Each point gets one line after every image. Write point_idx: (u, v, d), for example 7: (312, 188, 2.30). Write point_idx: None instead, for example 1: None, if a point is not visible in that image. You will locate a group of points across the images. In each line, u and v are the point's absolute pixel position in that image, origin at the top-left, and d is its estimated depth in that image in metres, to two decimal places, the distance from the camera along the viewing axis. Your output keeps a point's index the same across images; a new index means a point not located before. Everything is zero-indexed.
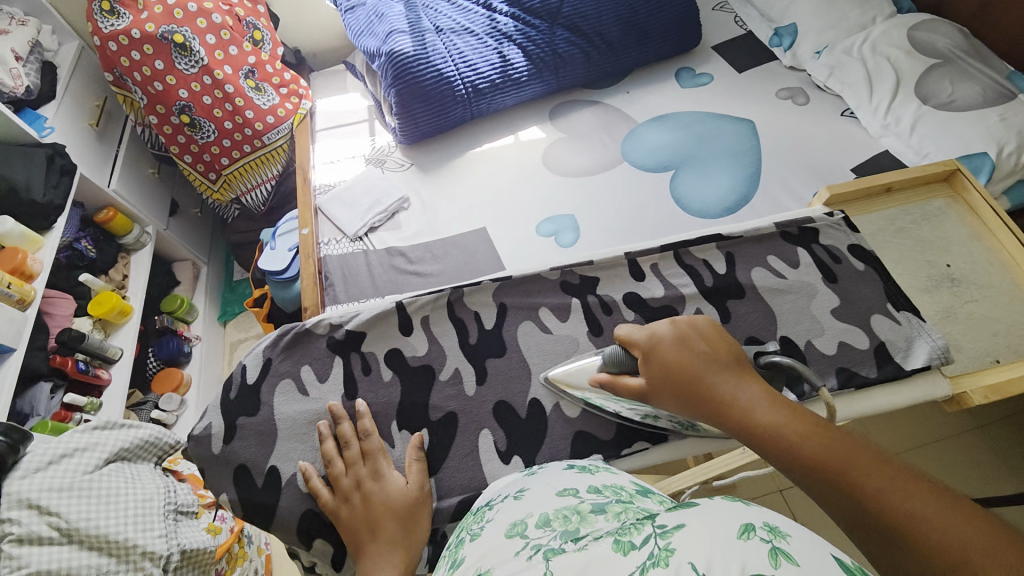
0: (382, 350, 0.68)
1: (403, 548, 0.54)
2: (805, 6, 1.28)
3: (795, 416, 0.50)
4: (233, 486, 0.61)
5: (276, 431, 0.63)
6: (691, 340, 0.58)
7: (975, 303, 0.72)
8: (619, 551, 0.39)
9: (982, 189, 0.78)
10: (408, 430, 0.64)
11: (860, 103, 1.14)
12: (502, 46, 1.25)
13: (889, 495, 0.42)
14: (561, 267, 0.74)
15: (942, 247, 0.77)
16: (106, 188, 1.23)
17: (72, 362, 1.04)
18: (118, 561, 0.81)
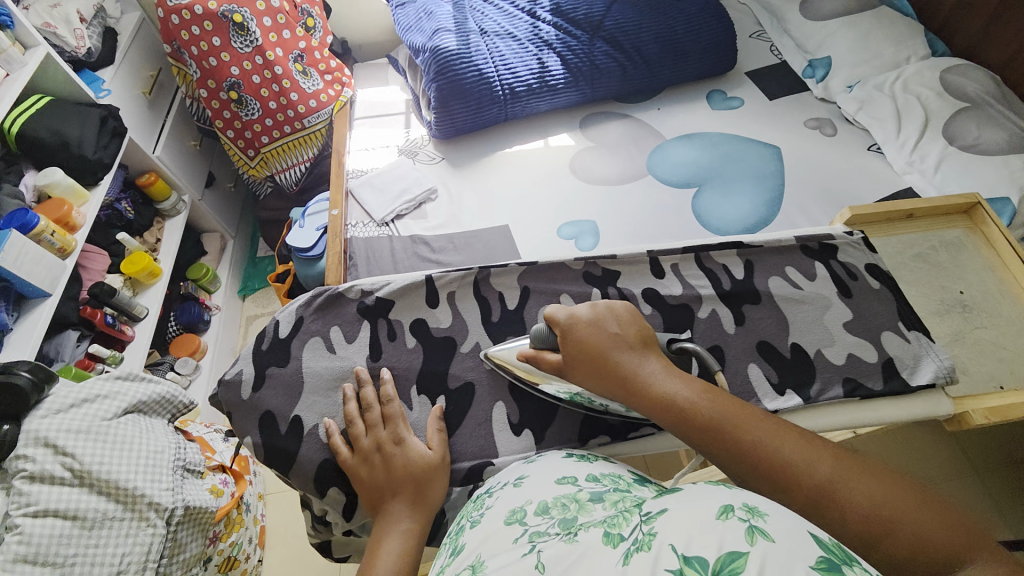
0: (408, 319, 0.71)
1: (420, 504, 0.57)
2: (842, 40, 1.30)
3: (696, 387, 0.54)
4: (258, 431, 0.63)
5: (303, 382, 0.65)
6: (604, 321, 0.61)
7: (984, 329, 0.73)
8: (608, 543, 0.41)
9: (1001, 224, 0.78)
10: (426, 395, 0.66)
11: (887, 138, 1.17)
12: (542, 53, 1.29)
13: (782, 451, 0.49)
14: (585, 258, 0.76)
15: (957, 273, 0.77)
16: (151, 154, 1.29)
17: (100, 314, 1.08)
18: (125, 509, 0.82)
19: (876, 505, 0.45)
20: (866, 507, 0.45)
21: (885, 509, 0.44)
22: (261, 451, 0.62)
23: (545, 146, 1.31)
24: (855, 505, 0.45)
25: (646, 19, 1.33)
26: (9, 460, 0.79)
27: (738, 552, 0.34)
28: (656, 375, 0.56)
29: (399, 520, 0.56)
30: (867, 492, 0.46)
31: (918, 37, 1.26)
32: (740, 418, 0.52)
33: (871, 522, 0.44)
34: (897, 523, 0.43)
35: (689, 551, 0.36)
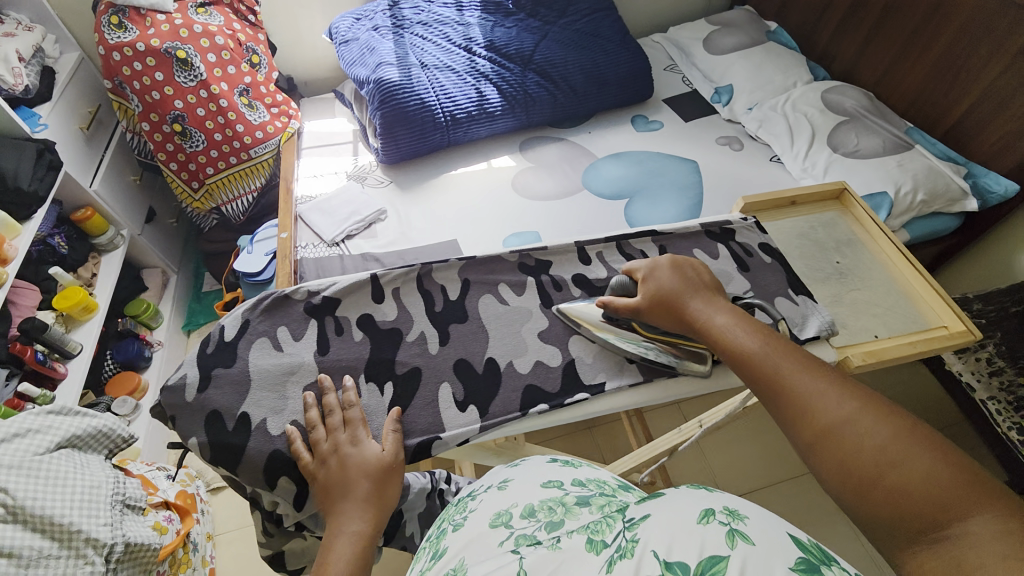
0: (355, 315, 0.73)
1: (375, 506, 0.58)
2: (739, 70, 1.51)
3: (747, 327, 0.62)
4: (205, 429, 0.62)
5: (251, 378, 0.66)
6: (683, 268, 0.70)
7: (857, 291, 0.84)
8: (591, 550, 0.44)
9: (865, 204, 0.92)
10: (375, 382, 0.68)
11: (784, 150, 1.35)
12: (480, 84, 1.39)
13: (810, 386, 0.55)
14: (520, 251, 0.81)
15: (832, 247, 0.89)
16: (87, 188, 1.26)
17: (31, 350, 1.02)
18: (60, 547, 0.78)
19: (888, 448, 0.48)
20: (877, 446, 0.48)
21: (897, 452, 0.47)
22: (208, 449, 0.61)
23: (488, 168, 1.39)
24: (867, 443, 0.49)
25: (572, 53, 1.48)
26: None
27: (719, 556, 0.40)
28: (716, 317, 0.64)
29: (350, 522, 0.56)
30: (885, 436, 0.49)
31: (801, 66, 1.48)
32: (781, 357, 0.58)
33: (877, 463, 0.48)
34: (904, 465, 0.46)
35: (671, 556, 0.40)
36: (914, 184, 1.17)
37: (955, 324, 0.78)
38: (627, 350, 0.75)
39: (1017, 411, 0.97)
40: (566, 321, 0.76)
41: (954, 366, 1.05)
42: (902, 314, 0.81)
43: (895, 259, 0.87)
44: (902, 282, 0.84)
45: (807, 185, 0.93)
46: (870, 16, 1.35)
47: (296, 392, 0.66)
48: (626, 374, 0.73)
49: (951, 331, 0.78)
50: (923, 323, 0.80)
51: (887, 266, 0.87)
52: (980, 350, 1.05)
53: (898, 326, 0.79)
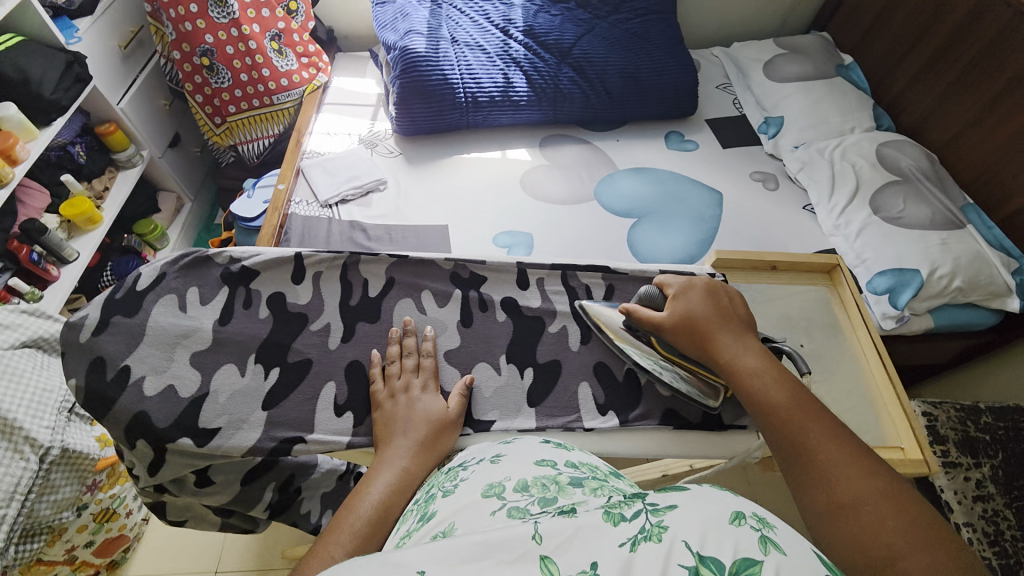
0: (269, 291, 0.59)
1: (425, 451, 0.52)
2: (796, 103, 1.37)
3: (774, 371, 0.56)
4: (84, 373, 0.51)
5: (146, 333, 0.54)
6: (719, 296, 0.62)
7: (815, 383, 0.74)
8: (608, 520, 0.37)
9: (855, 287, 0.80)
10: (262, 365, 0.55)
11: (820, 200, 1.22)
12: (508, 69, 1.33)
13: (830, 454, 0.50)
14: (455, 258, 0.66)
15: (802, 325, 0.78)
16: (114, 105, 1.30)
17: (26, 250, 1.07)
18: (1, 438, 0.80)
19: (898, 532, 0.43)
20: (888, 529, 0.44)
21: (910, 539, 0.43)
22: (79, 398, 0.51)
23: (500, 157, 1.34)
24: (878, 523, 0.44)
25: (614, 54, 1.39)
26: None
27: (753, 561, 0.34)
28: (745, 357, 0.58)
29: (399, 456, 0.51)
30: (897, 520, 0.44)
31: (865, 111, 1.33)
32: (807, 416, 0.53)
33: (887, 546, 0.43)
34: (915, 553, 0.42)
35: (705, 548, 0.34)
36: (953, 266, 1.05)
37: (912, 449, 0.68)
38: (532, 392, 0.61)
39: (990, 546, 0.89)
40: (479, 344, 0.63)
41: (939, 480, 0.95)
42: (855, 420, 0.71)
43: (869, 357, 0.76)
44: (867, 386, 0.74)
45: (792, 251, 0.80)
46: (952, 72, 1.20)
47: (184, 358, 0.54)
48: (521, 416, 0.60)
49: (905, 456, 0.67)
50: (878, 437, 0.70)
51: (855, 361, 0.76)
52: (972, 469, 0.95)
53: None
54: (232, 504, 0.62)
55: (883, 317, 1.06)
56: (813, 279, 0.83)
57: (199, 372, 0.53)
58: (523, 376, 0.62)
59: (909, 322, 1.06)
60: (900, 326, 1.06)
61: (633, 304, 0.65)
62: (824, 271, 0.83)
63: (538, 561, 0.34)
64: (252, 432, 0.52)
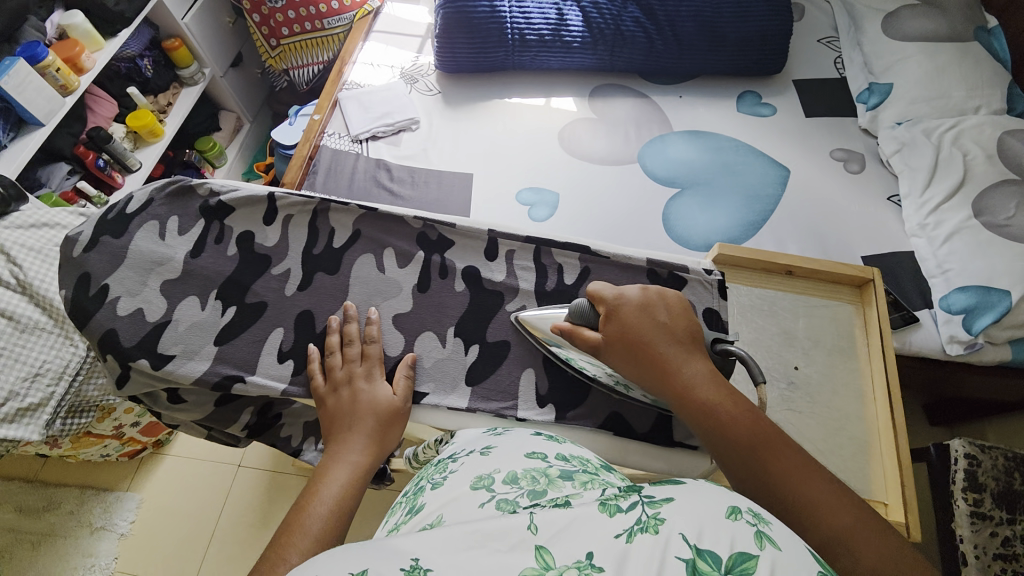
0: (240, 228, 0.60)
1: (376, 443, 0.53)
2: (913, 67, 1.11)
3: (730, 397, 0.50)
4: (72, 285, 0.55)
5: (127, 255, 0.57)
6: (656, 309, 0.55)
7: (796, 413, 0.65)
8: (602, 512, 0.34)
9: (885, 308, 0.67)
10: (221, 301, 0.57)
11: (910, 192, 1.02)
12: (564, 4, 1.20)
13: (798, 487, 0.44)
14: (426, 217, 0.64)
15: (803, 345, 0.68)
16: (179, 20, 1.34)
17: (92, 156, 1.19)
18: (55, 323, 0.93)
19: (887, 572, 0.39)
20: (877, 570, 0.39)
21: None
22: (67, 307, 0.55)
23: (544, 105, 1.24)
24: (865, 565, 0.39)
25: None
26: None
27: (751, 556, 0.31)
28: (699, 380, 0.51)
29: (351, 450, 0.52)
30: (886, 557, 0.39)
31: (999, 85, 1.07)
32: (767, 444, 0.47)
33: None
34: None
35: (701, 541, 0.32)
36: None
37: (896, 509, 0.58)
38: (472, 369, 0.60)
39: None
40: (428, 313, 0.61)
41: (960, 530, 0.84)
42: (834, 464, 0.62)
43: (877, 396, 0.65)
44: (865, 429, 0.64)
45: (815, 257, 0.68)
46: None
47: (156, 284, 0.57)
48: (454, 394, 0.59)
49: (886, 515, 0.58)
50: (858, 488, 0.61)
51: (862, 397, 0.66)
52: (1002, 525, 0.83)
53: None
54: (208, 421, 0.67)
55: (950, 340, 0.90)
56: (837, 294, 0.71)
57: (165, 300, 0.56)
58: (467, 353, 0.60)
59: (982, 351, 0.90)
60: (970, 353, 0.89)
61: (564, 321, 0.58)
62: (853, 285, 0.71)
63: (533, 551, 0.32)
64: (201, 364, 0.55)
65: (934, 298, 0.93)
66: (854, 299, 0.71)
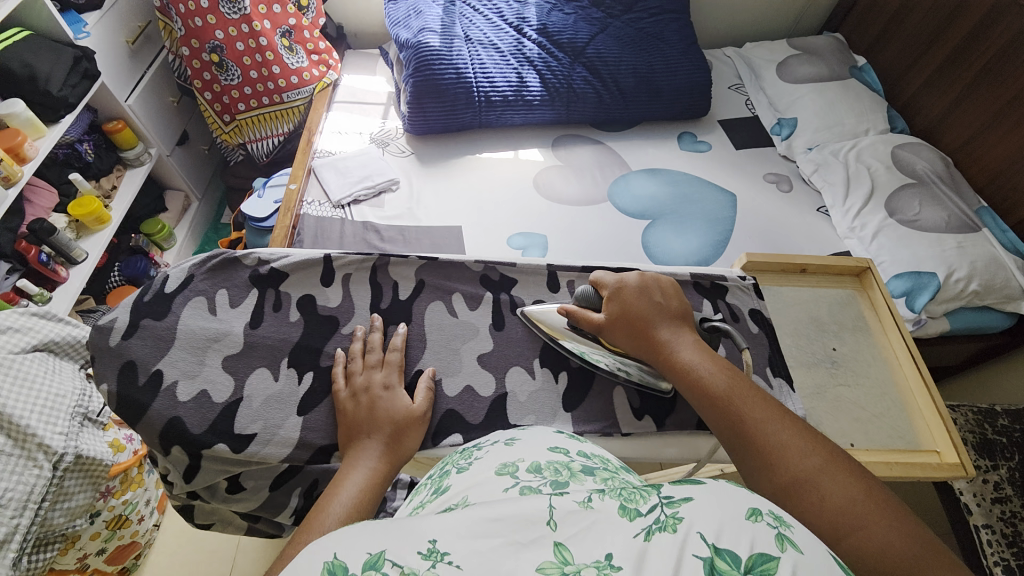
0: (298, 293, 0.63)
1: (392, 451, 0.52)
2: (811, 104, 1.36)
3: (717, 362, 0.56)
4: (116, 377, 0.54)
5: (176, 336, 0.57)
6: (654, 289, 0.61)
7: (846, 387, 0.75)
8: (622, 516, 0.31)
9: (886, 290, 0.80)
10: (295, 369, 0.58)
11: (835, 202, 1.22)
12: (523, 69, 1.33)
13: (774, 434, 0.49)
14: (485, 260, 0.69)
15: (832, 329, 0.79)
16: (122, 103, 1.29)
17: (35, 251, 1.09)
18: (15, 445, 0.78)
19: (851, 503, 0.43)
20: (841, 501, 0.43)
21: (859, 509, 0.43)
22: (111, 402, 0.54)
23: (513, 158, 1.33)
24: (830, 499, 0.44)
25: (627, 53, 1.39)
26: None
27: (772, 559, 0.28)
28: (687, 349, 0.57)
29: (368, 456, 0.51)
30: (849, 490, 0.44)
31: (880, 112, 1.34)
32: (747, 397, 0.52)
33: (845, 522, 0.42)
34: (870, 522, 0.42)
35: (721, 540, 0.29)
36: (969, 271, 1.05)
37: (948, 452, 0.69)
38: (567, 396, 0.63)
39: (1009, 547, 0.92)
40: (510, 349, 0.64)
41: (958, 484, 1.00)
42: (888, 425, 0.72)
43: (902, 361, 0.77)
44: (900, 391, 0.75)
45: (823, 254, 0.81)
46: (969, 71, 1.22)
47: (215, 361, 0.57)
48: (557, 421, 0.61)
49: (942, 459, 0.69)
50: (913, 441, 0.71)
51: (889, 365, 0.77)
52: (990, 472, 0.99)
53: (878, 439, 0.70)
54: (258, 510, 0.61)
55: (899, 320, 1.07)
56: (842, 283, 0.84)
57: (231, 376, 0.57)
58: (558, 381, 0.63)
59: (926, 326, 1.07)
60: (919, 328, 1.06)
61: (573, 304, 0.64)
62: (854, 274, 0.84)
63: (550, 547, 0.29)
64: (289, 433, 0.55)
65: None
66: (857, 286, 0.84)
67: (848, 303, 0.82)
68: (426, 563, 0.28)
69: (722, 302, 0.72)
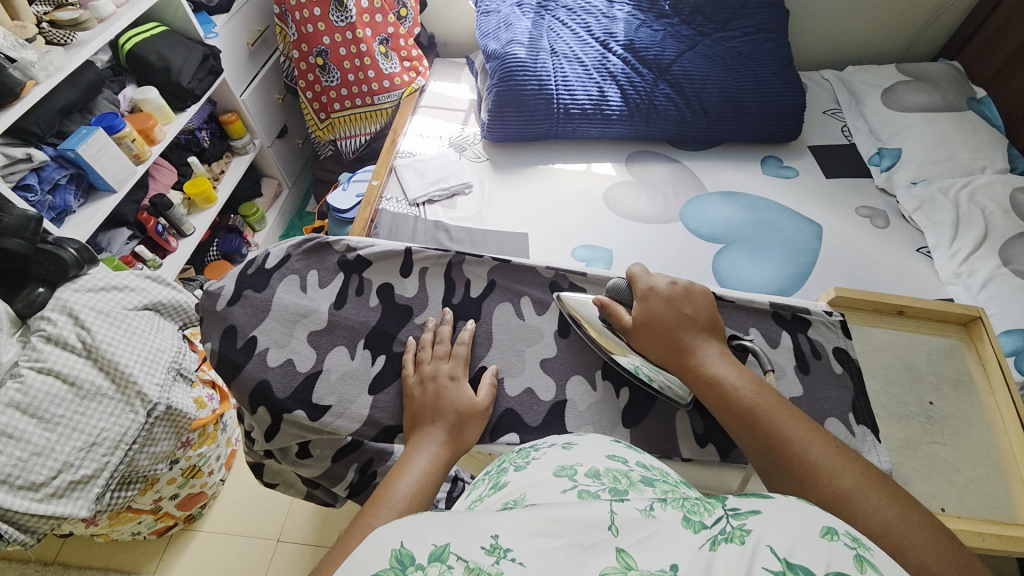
0: (379, 280, 0.67)
1: (454, 439, 0.54)
2: (918, 135, 1.26)
3: (744, 375, 0.54)
4: (218, 339, 0.61)
5: (271, 308, 0.63)
6: (682, 300, 0.60)
7: (942, 446, 0.68)
8: (686, 528, 0.30)
9: (998, 344, 0.72)
10: (370, 351, 0.62)
11: (939, 244, 1.12)
12: (605, 83, 1.33)
13: (806, 451, 0.47)
14: (556, 267, 0.70)
15: (929, 381, 0.72)
16: (238, 97, 1.43)
17: (153, 222, 1.25)
18: (117, 390, 0.88)
19: (892, 524, 0.40)
20: (881, 522, 0.40)
21: (899, 531, 0.40)
22: (213, 360, 0.60)
23: (586, 170, 1.34)
24: (866, 519, 0.41)
25: (716, 72, 1.35)
26: (36, 318, 0.91)
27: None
28: (713, 361, 0.55)
29: (431, 442, 0.53)
30: (886, 511, 0.41)
31: (1001, 149, 1.22)
32: (773, 412, 0.50)
33: (888, 541, 0.39)
34: (910, 545, 0.39)
35: (792, 554, 0.27)
36: None
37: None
38: (627, 412, 0.62)
39: None
40: (574, 358, 0.64)
41: None
42: (984, 493, 0.65)
43: (1009, 426, 0.68)
44: (1002, 458, 0.67)
45: (923, 298, 0.74)
46: None
47: (302, 335, 0.62)
48: (614, 436, 0.60)
49: None
50: (1009, 513, 0.63)
51: (994, 429, 0.69)
52: None
53: (973, 508, 0.63)
54: (320, 478, 0.65)
55: None
56: (945, 332, 0.76)
57: (314, 350, 0.61)
58: (619, 396, 0.62)
59: None
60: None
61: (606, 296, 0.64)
62: (961, 323, 0.77)
63: (613, 552, 0.28)
64: (359, 412, 0.58)
65: None
66: (962, 337, 0.76)
67: (948, 354, 0.75)
68: (491, 558, 0.28)
69: (802, 338, 0.68)
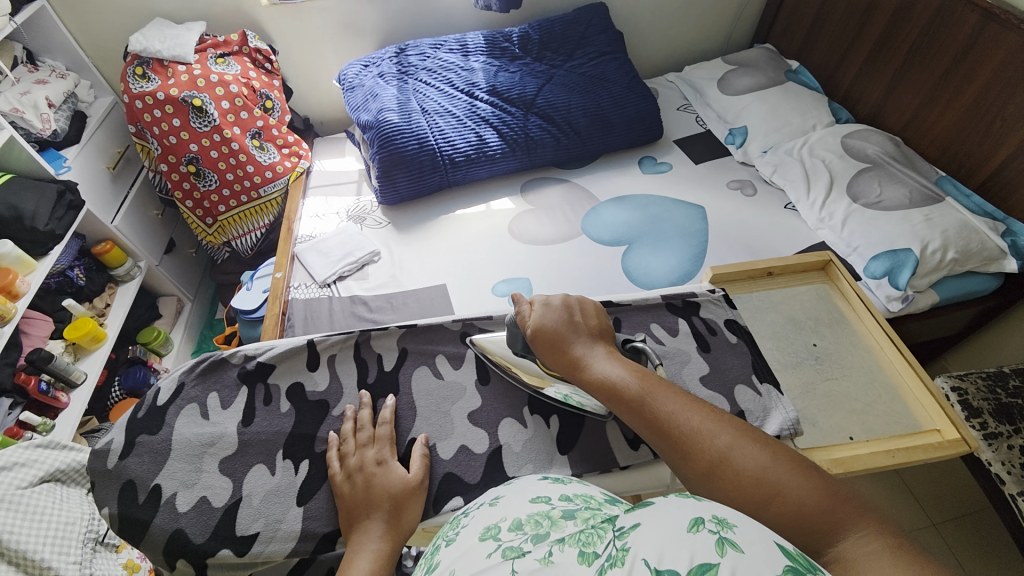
0: (287, 382, 0.65)
1: (395, 527, 0.52)
2: (755, 111, 1.44)
3: (628, 368, 0.56)
4: (116, 500, 0.55)
5: (172, 447, 0.58)
6: (571, 309, 0.62)
7: (837, 380, 0.75)
8: (582, 564, 0.32)
9: (851, 278, 0.83)
10: (290, 460, 0.58)
11: (799, 198, 1.26)
12: (480, 128, 1.40)
13: (689, 422, 0.50)
14: (463, 318, 0.71)
15: (810, 326, 0.80)
16: (108, 224, 1.35)
17: (34, 381, 1.11)
18: None
19: (767, 471, 0.45)
20: (758, 472, 0.45)
21: (771, 477, 0.45)
22: (114, 525, 0.54)
23: (486, 210, 1.38)
24: (746, 471, 0.45)
25: (576, 96, 1.47)
26: None
27: (711, 565, 0.28)
28: (600, 361, 0.57)
29: (371, 538, 0.51)
30: (760, 459, 0.46)
31: (823, 107, 1.41)
32: (656, 394, 0.53)
33: (765, 488, 0.44)
34: (780, 487, 0.44)
35: (662, 561, 0.29)
36: (943, 240, 1.07)
37: (948, 429, 0.68)
38: (561, 439, 0.63)
39: None
40: (500, 402, 0.65)
41: (986, 454, 0.97)
42: (884, 411, 0.72)
43: (884, 346, 0.78)
44: (889, 376, 0.75)
45: (784, 255, 0.84)
46: (897, 57, 1.30)
47: (212, 466, 0.58)
48: (555, 466, 0.61)
49: (943, 437, 0.68)
50: (912, 425, 0.70)
51: (872, 351, 0.78)
52: (1014, 437, 0.98)
53: (877, 428, 0.70)
54: None
55: (888, 300, 1.08)
56: (811, 279, 0.86)
57: (229, 479, 0.57)
58: (550, 425, 0.64)
59: (915, 301, 1.08)
60: (908, 306, 1.07)
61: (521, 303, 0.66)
62: (820, 268, 0.87)
63: None
64: (291, 529, 0.55)
65: (859, 271, 1.13)
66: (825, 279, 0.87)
67: (821, 296, 0.84)
68: None
69: (697, 319, 0.74)
